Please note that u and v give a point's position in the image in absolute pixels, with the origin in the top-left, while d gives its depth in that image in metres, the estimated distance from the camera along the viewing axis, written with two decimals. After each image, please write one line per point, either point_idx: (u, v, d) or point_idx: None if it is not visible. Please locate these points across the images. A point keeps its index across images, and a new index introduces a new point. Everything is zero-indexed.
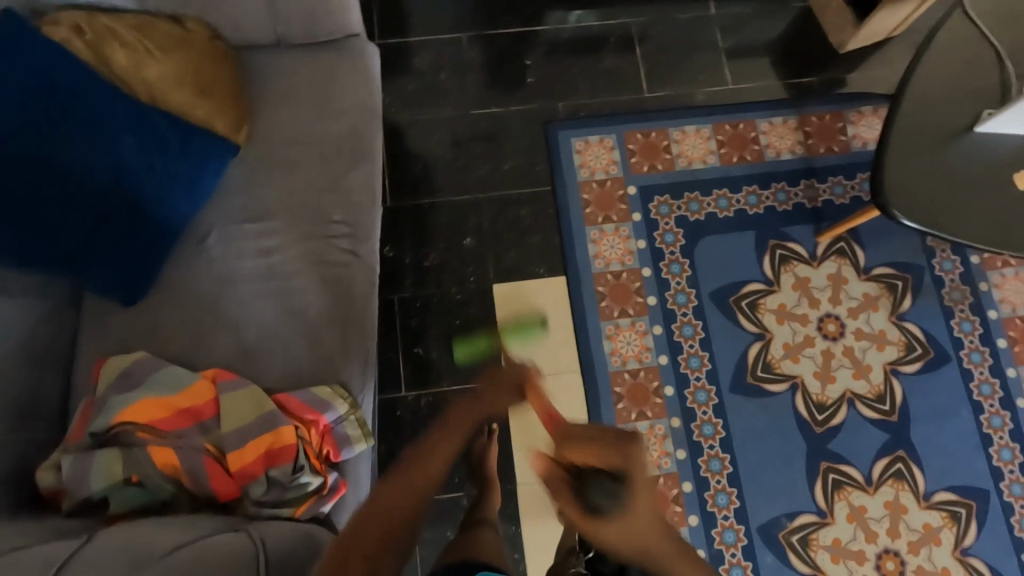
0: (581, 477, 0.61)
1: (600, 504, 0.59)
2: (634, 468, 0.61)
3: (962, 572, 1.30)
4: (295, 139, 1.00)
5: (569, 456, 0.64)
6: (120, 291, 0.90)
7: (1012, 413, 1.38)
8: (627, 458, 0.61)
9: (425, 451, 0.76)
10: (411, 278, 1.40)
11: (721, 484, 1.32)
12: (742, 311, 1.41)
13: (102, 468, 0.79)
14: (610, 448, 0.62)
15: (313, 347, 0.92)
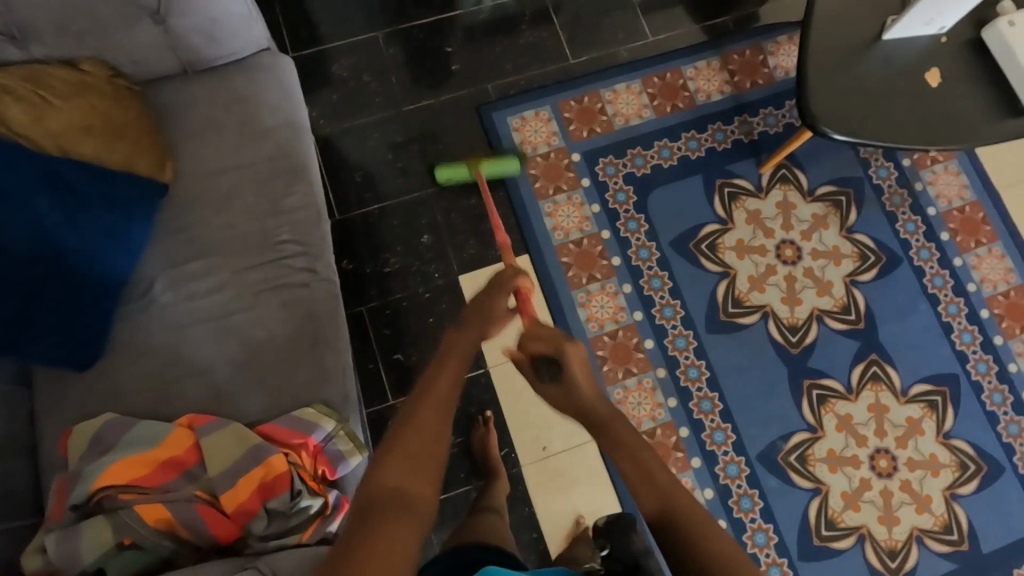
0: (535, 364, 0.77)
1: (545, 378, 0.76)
2: (568, 355, 0.74)
3: (948, 454, 1.37)
4: (224, 166, 0.97)
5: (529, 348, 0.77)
6: (70, 357, 0.85)
7: (965, 298, 1.46)
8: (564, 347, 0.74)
9: (440, 371, 0.67)
10: (376, 286, 1.38)
11: (715, 423, 1.35)
12: (704, 254, 1.44)
13: (90, 540, 0.75)
14: (551, 341, 0.75)
15: (288, 371, 0.89)
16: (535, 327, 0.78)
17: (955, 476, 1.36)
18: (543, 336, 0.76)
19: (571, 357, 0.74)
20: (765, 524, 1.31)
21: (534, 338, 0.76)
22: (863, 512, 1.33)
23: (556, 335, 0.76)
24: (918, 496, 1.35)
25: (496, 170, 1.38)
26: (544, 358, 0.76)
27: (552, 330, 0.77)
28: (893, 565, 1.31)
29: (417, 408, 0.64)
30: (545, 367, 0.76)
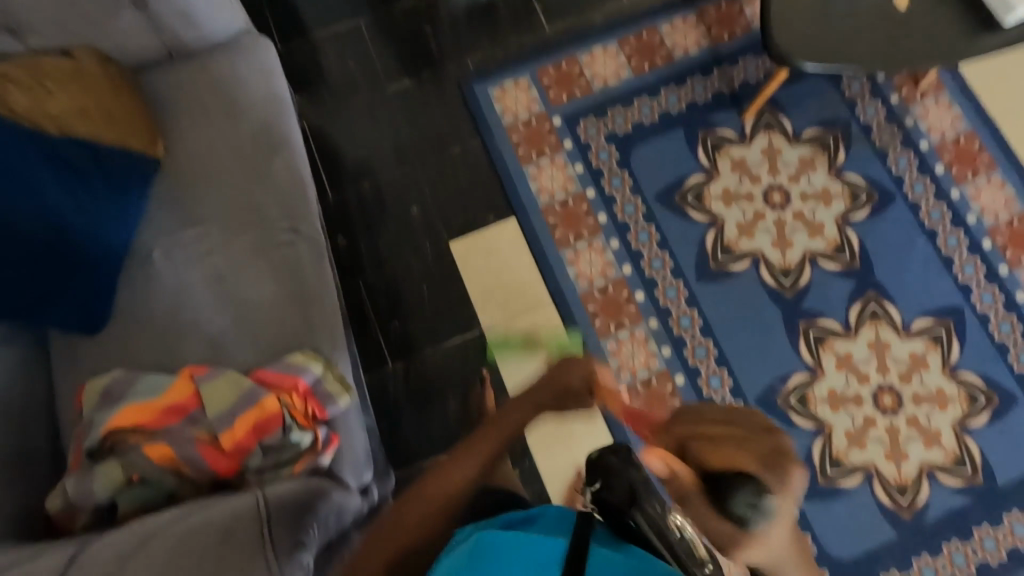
0: (721, 483, 0.57)
1: (736, 502, 0.56)
2: (772, 476, 0.58)
3: (956, 387, 1.34)
4: (210, 140, 1.03)
5: (701, 457, 0.59)
6: (80, 319, 0.93)
7: (966, 231, 1.43)
8: (767, 468, 0.58)
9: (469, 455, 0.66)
10: (371, 257, 1.43)
11: (711, 369, 1.36)
12: (689, 204, 1.45)
13: (102, 477, 0.82)
14: (746, 452, 0.59)
15: (278, 322, 0.95)
16: (706, 425, 0.62)
17: (964, 409, 1.33)
18: (726, 436, 0.61)
19: (775, 482, 0.58)
20: None
21: (716, 445, 0.59)
22: (869, 450, 1.31)
23: (745, 444, 0.60)
24: (926, 431, 1.32)
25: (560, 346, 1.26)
26: (733, 475, 0.58)
27: (737, 433, 0.61)
28: (904, 502, 1.29)
29: (436, 484, 0.64)
30: (743, 493, 0.57)
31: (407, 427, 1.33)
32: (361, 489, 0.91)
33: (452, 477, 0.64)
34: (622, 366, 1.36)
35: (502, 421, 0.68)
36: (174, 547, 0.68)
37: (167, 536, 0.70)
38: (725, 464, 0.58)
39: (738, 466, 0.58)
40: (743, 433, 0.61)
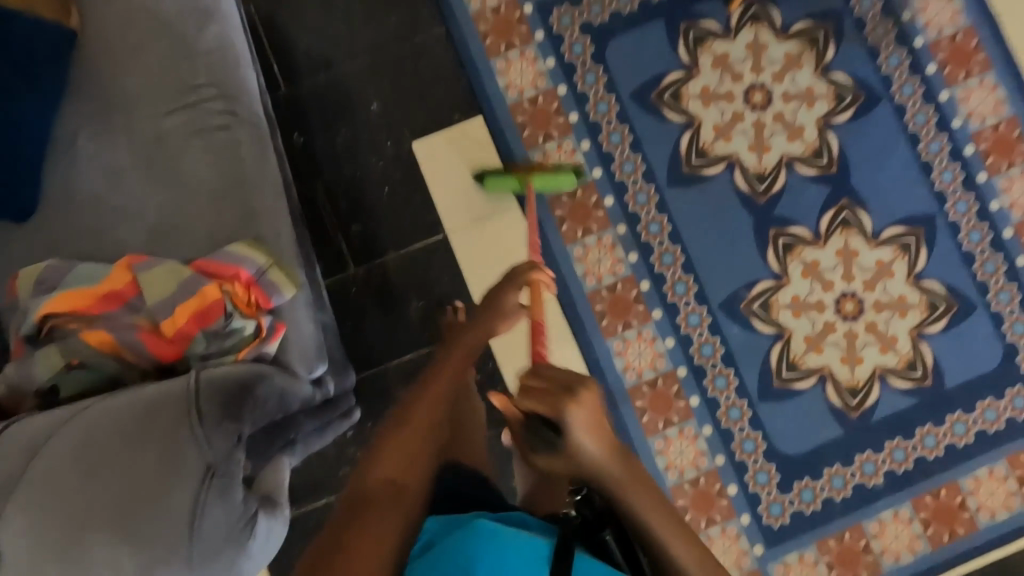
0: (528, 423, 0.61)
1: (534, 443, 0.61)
2: (571, 422, 0.57)
3: (918, 295, 1.35)
4: (131, 10, 0.94)
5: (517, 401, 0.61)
6: (5, 205, 0.88)
7: (949, 136, 1.37)
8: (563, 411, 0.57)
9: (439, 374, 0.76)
10: (329, 157, 1.36)
11: (677, 275, 1.35)
12: (666, 104, 1.37)
13: (41, 362, 0.81)
14: (547, 400, 0.58)
15: (218, 209, 0.91)
16: (527, 376, 0.60)
17: (923, 316, 1.35)
18: (540, 392, 0.58)
19: (577, 424, 0.57)
20: (726, 369, 1.34)
21: (527, 393, 0.59)
22: (825, 354, 1.34)
23: (554, 390, 0.58)
24: (884, 337, 1.34)
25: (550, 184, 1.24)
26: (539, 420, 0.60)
27: (550, 381, 0.59)
28: (853, 403, 1.33)
29: (416, 406, 0.72)
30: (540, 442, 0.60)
31: (371, 331, 1.33)
32: (313, 381, 0.91)
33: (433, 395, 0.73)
34: (588, 272, 1.35)
35: (461, 343, 0.81)
36: (97, 427, 0.68)
37: (98, 413, 0.70)
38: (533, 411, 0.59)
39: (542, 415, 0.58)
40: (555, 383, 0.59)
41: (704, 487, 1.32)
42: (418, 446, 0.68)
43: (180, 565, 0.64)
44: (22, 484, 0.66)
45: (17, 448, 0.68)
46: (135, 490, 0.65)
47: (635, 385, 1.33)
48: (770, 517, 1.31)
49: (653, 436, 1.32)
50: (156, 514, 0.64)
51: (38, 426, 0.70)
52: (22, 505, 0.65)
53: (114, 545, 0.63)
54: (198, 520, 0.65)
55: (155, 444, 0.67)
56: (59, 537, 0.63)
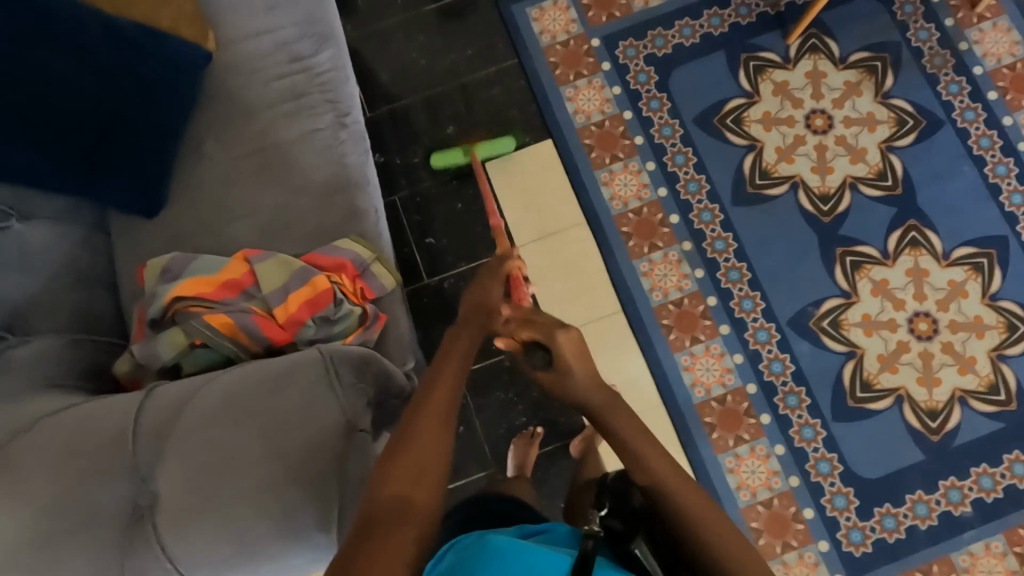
0: (529, 349, 0.73)
1: (537, 365, 0.71)
2: (561, 345, 0.69)
3: (994, 316, 1.32)
4: (258, 35, 1.06)
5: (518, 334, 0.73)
6: (137, 202, 0.97)
7: (1016, 159, 1.39)
8: (550, 335, 0.70)
9: (439, 370, 0.67)
10: (406, 176, 1.45)
11: (744, 291, 1.36)
12: (729, 128, 1.43)
13: (167, 341, 0.87)
14: (541, 328, 0.71)
15: (327, 208, 0.98)
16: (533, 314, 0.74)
17: (1002, 337, 1.32)
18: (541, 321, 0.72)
19: (562, 350, 0.69)
20: (797, 386, 1.32)
21: (525, 323, 0.73)
22: (900, 374, 1.31)
23: (548, 323, 0.72)
24: (961, 357, 1.31)
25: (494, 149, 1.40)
26: (535, 345, 0.72)
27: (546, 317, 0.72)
28: (933, 426, 1.29)
29: (421, 407, 0.64)
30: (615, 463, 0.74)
31: (440, 341, 1.36)
32: (409, 371, 0.94)
33: (442, 388, 0.66)
34: (655, 286, 1.37)
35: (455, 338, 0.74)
36: (229, 400, 0.71)
37: (237, 376, 0.74)
38: (531, 338, 0.72)
39: (540, 339, 0.71)
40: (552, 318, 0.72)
41: (778, 510, 1.27)
42: (429, 447, 0.60)
43: (318, 519, 0.66)
44: (171, 438, 0.70)
45: (164, 407, 0.73)
46: (279, 444, 0.68)
47: (703, 401, 1.32)
48: (850, 544, 1.25)
49: (723, 453, 1.30)
50: (298, 471, 0.68)
51: (176, 395, 0.74)
52: (170, 471, 0.68)
53: (261, 493, 0.66)
54: (343, 470, 0.69)
55: (296, 410, 0.71)
56: (207, 487, 0.66)
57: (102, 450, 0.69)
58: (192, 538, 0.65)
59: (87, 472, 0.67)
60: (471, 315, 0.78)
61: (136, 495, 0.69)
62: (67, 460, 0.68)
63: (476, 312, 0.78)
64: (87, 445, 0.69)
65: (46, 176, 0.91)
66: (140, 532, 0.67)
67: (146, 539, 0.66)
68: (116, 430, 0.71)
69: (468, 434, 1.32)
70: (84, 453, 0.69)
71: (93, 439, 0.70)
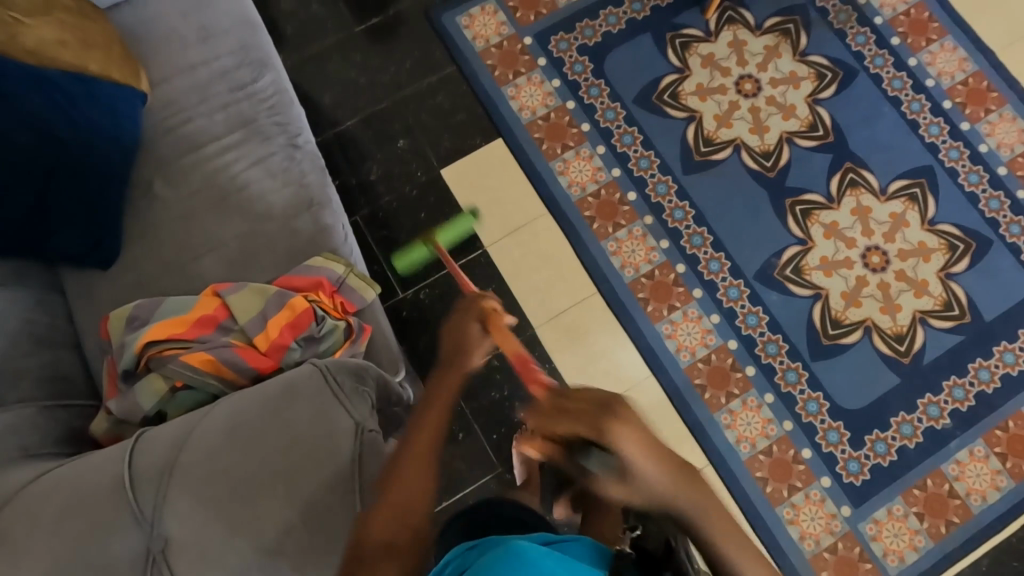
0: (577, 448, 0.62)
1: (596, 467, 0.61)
2: (616, 437, 0.59)
3: (936, 239, 1.42)
4: (194, 70, 1.05)
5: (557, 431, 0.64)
6: (91, 253, 0.95)
7: (926, 94, 1.50)
8: (603, 430, 0.59)
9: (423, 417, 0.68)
10: (363, 195, 1.44)
11: (709, 254, 1.41)
12: (667, 103, 1.50)
13: (146, 390, 0.83)
14: (587, 421, 0.60)
15: (293, 230, 0.97)
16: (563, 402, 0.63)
17: (946, 257, 1.41)
18: (579, 412, 0.62)
19: (621, 442, 0.59)
20: (774, 335, 1.37)
21: (562, 417, 0.62)
22: (864, 307, 1.39)
23: (591, 412, 0.61)
24: (914, 282, 1.40)
25: (450, 233, 1.27)
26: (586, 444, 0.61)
27: (585, 402, 0.62)
28: (902, 349, 1.37)
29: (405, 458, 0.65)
30: (594, 456, 0.61)
31: (424, 352, 1.35)
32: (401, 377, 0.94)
33: (418, 451, 0.65)
34: (625, 263, 1.41)
35: (439, 387, 0.70)
36: (226, 429, 0.68)
37: (230, 404, 0.71)
38: (575, 435, 0.61)
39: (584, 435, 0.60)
40: (586, 404, 0.62)
41: (779, 455, 1.32)
42: (413, 495, 0.63)
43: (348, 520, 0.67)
44: (174, 477, 0.66)
45: (157, 448, 0.69)
46: (293, 458, 0.67)
47: (690, 364, 1.36)
48: (850, 475, 1.31)
49: (718, 411, 1.34)
50: (319, 479, 0.67)
51: (167, 435, 0.70)
52: (179, 510, 0.65)
53: (284, 509, 0.65)
54: (362, 469, 0.69)
55: (301, 424, 0.69)
56: (224, 515, 0.64)
57: (104, 503, 0.65)
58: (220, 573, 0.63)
59: (94, 530, 0.64)
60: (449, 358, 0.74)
61: (146, 542, 0.64)
62: (67, 523, 0.64)
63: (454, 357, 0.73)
64: (83, 502, 0.65)
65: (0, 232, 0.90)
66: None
67: None
68: (113, 479, 0.67)
69: (470, 438, 1.31)
70: (83, 511, 0.65)
71: (87, 498, 0.65)
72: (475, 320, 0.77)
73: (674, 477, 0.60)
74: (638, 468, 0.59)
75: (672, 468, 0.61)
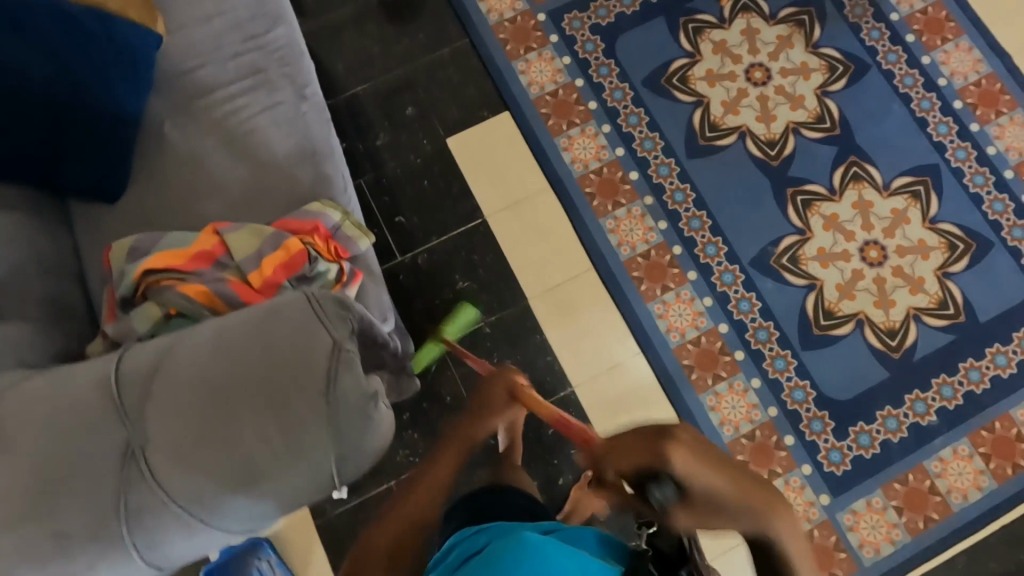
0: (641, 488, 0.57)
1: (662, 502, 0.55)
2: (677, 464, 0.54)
3: (936, 237, 1.42)
4: (209, 19, 1.08)
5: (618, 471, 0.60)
6: (99, 188, 0.98)
7: (937, 93, 1.50)
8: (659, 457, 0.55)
9: (440, 451, 0.77)
10: (369, 159, 1.47)
11: (706, 237, 1.42)
12: (676, 87, 1.50)
13: (141, 315, 0.86)
14: (645, 449, 0.56)
15: (294, 176, 0.99)
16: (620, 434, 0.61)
17: (945, 256, 1.41)
18: (634, 443, 0.58)
19: (681, 468, 0.54)
20: (765, 321, 1.38)
21: (618, 453, 0.60)
22: (859, 300, 1.39)
23: (646, 439, 0.57)
24: (910, 278, 1.40)
25: (458, 326, 1.33)
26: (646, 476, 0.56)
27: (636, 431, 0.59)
28: (893, 344, 1.37)
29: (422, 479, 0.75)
30: (653, 484, 0.55)
31: (418, 316, 1.37)
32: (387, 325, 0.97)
33: (435, 476, 0.75)
34: (622, 241, 1.42)
35: (460, 433, 0.80)
36: (209, 342, 0.71)
37: (217, 322, 0.73)
38: (633, 469, 0.58)
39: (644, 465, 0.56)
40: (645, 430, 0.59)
41: (761, 440, 1.32)
42: (422, 514, 0.71)
43: (317, 434, 0.68)
44: (159, 379, 0.70)
45: (144, 357, 0.72)
46: (270, 370, 0.69)
47: (680, 344, 1.37)
48: (831, 464, 1.31)
49: (704, 392, 1.35)
50: (293, 393, 0.68)
51: (152, 348, 0.73)
52: (160, 412, 0.68)
53: (256, 417, 0.67)
54: (334, 386, 0.69)
55: (280, 341, 0.70)
56: (200, 418, 0.67)
57: (89, 398, 0.68)
58: (195, 471, 0.66)
59: (78, 423, 0.67)
60: (475, 409, 0.84)
61: (127, 437, 0.67)
62: (52, 416, 0.67)
63: (480, 409, 0.84)
64: (70, 398, 0.68)
65: (13, 159, 0.93)
66: (133, 471, 0.66)
67: (141, 479, 0.66)
68: (100, 381, 0.70)
69: (457, 402, 1.33)
70: (68, 407, 0.68)
71: (72, 395, 0.68)
72: (502, 387, 0.87)
73: (742, 492, 0.55)
74: (696, 486, 0.54)
75: (734, 484, 0.55)
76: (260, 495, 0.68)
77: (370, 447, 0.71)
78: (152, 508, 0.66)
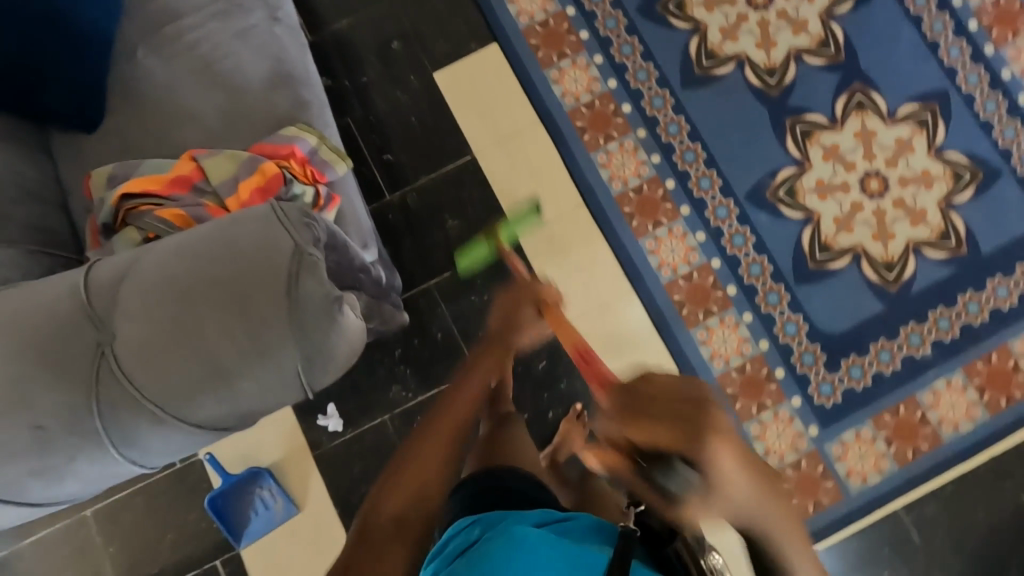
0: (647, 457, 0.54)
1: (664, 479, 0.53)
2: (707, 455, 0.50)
3: (941, 167, 1.37)
4: None
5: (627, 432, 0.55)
6: (77, 115, 0.97)
7: (951, 14, 1.41)
8: (691, 441, 0.50)
9: (457, 395, 0.79)
10: (357, 95, 1.44)
11: (700, 171, 1.39)
12: (672, 13, 1.44)
13: (122, 241, 0.87)
14: (670, 427, 0.52)
15: (270, 101, 0.98)
16: (648, 394, 0.56)
17: (949, 187, 1.36)
18: (659, 415, 0.53)
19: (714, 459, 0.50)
20: (759, 256, 1.36)
21: (638, 415, 0.54)
22: (857, 233, 1.35)
23: (676, 414, 0.52)
24: (912, 210, 1.36)
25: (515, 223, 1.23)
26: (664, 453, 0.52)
27: (666, 396, 0.54)
28: (890, 277, 1.34)
29: (434, 431, 0.75)
30: (662, 467, 0.52)
31: (408, 255, 1.37)
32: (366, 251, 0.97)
33: (447, 423, 0.76)
34: (613, 176, 1.39)
35: (479, 368, 0.83)
36: (175, 250, 0.74)
37: (184, 234, 0.76)
38: (652, 444, 0.53)
39: (665, 444, 0.52)
40: (679, 403, 0.53)
41: (751, 373, 1.32)
42: (433, 470, 0.71)
43: (282, 332, 0.72)
44: (126, 285, 0.73)
45: (113, 267, 0.75)
46: (235, 273, 0.73)
47: (671, 280, 1.36)
48: (822, 397, 1.31)
49: (695, 327, 1.34)
50: (257, 293, 0.72)
51: (120, 259, 0.76)
52: (128, 315, 0.72)
53: (222, 316, 0.71)
54: (297, 287, 0.73)
55: (244, 248, 0.74)
56: (168, 318, 0.71)
57: (60, 305, 0.72)
58: (166, 366, 0.70)
59: (52, 325, 0.71)
60: (496, 334, 0.86)
61: (98, 337, 0.72)
62: (26, 321, 0.70)
63: (500, 334, 0.86)
64: (43, 305, 0.72)
65: None
66: (104, 369, 0.71)
67: (113, 376, 0.70)
68: (70, 288, 0.74)
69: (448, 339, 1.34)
70: (41, 312, 0.71)
71: (45, 302, 0.72)
72: (529, 303, 0.88)
73: (756, 494, 0.52)
74: (720, 482, 0.51)
75: (756, 483, 0.52)
76: (227, 390, 0.72)
77: (334, 347, 0.75)
78: (124, 404, 0.70)
